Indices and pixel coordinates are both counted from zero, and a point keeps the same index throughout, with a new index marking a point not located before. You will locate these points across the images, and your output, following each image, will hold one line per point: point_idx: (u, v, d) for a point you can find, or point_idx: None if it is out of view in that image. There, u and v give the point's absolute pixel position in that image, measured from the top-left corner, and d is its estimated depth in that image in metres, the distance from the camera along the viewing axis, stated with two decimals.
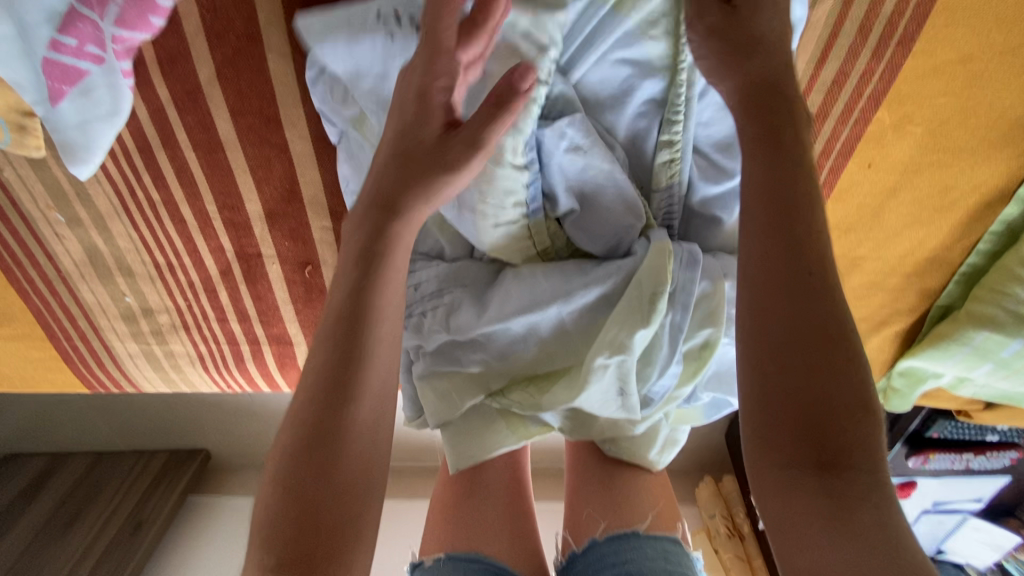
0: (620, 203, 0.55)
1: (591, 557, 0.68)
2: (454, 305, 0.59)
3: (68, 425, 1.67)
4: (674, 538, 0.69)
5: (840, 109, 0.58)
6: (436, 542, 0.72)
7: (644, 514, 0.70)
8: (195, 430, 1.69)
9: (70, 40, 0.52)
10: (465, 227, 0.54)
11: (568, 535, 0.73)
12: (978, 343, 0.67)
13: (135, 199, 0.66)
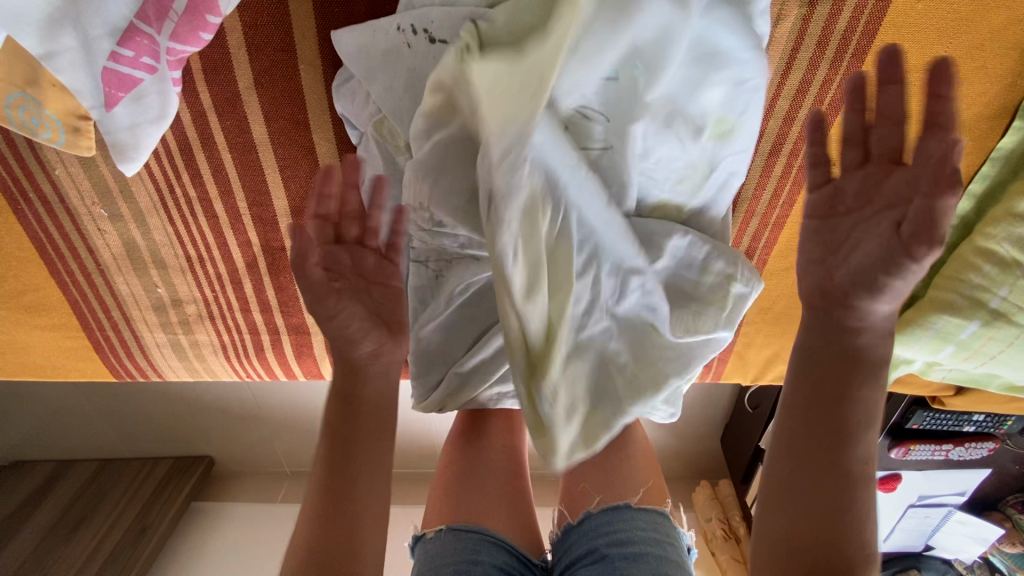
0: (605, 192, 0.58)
1: (586, 526, 0.73)
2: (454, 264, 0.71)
3: (79, 430, 1.71)
4: (662, 511, 0.74)
5: (805, 114, 0.65)
6: (438, 517, 0.77)
7: (635, 489, 0.76)
8: (201, 435, 1.73)
9: (128, 52, 0.59)
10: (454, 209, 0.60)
11: (564, 510, 0.78)
12: (940, 327, 0.74)
13: (173, 195, 0.73)
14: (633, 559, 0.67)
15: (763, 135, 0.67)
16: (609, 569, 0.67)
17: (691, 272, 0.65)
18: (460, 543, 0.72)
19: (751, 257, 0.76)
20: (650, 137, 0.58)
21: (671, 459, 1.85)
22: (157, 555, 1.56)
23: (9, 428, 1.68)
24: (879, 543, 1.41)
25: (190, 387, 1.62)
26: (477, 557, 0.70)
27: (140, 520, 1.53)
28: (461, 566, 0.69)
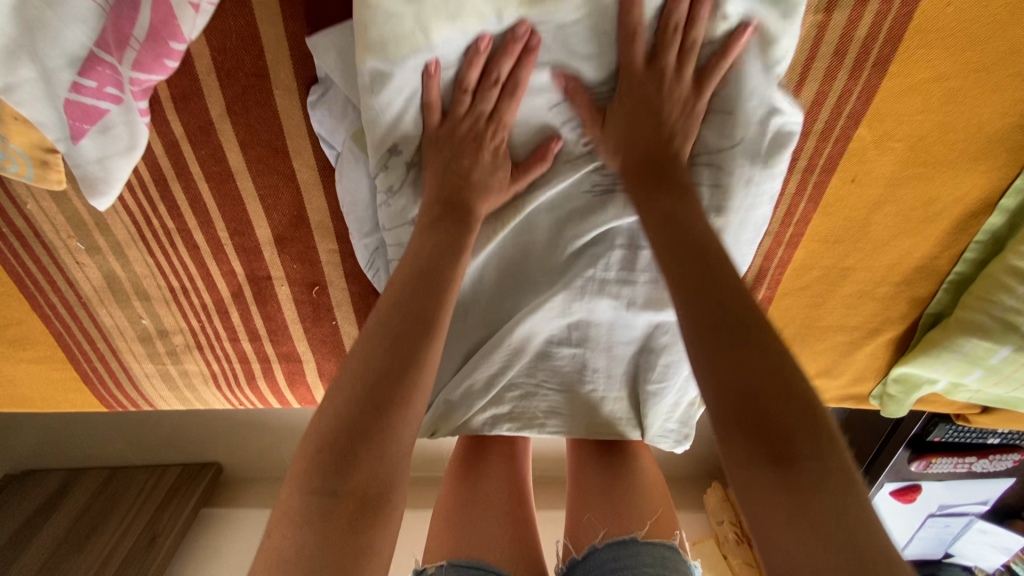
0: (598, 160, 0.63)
1: (591, 562, 0.70)
2: None
3: (88, 437, 1.78)
4: (671, 544, 0.71)
5: (821, 128, 0.60)
6: (440, 551, 0.74)
7: (642, 521, 0.72)
8: (207, 444, 1.79)
9: (90, 83, 0.56)
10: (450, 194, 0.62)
11: (569, 544, 0.74)
12: (968, 350, 0.69)
13: (151, 227, 0.70)
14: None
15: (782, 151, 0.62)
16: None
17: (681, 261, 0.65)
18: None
19: (763, 277, 0.72)
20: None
21: (681, 461, 1.82)
22: (171, 558, 1.62)
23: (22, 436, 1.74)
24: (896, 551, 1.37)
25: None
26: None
27: (150, 529, 1.57)
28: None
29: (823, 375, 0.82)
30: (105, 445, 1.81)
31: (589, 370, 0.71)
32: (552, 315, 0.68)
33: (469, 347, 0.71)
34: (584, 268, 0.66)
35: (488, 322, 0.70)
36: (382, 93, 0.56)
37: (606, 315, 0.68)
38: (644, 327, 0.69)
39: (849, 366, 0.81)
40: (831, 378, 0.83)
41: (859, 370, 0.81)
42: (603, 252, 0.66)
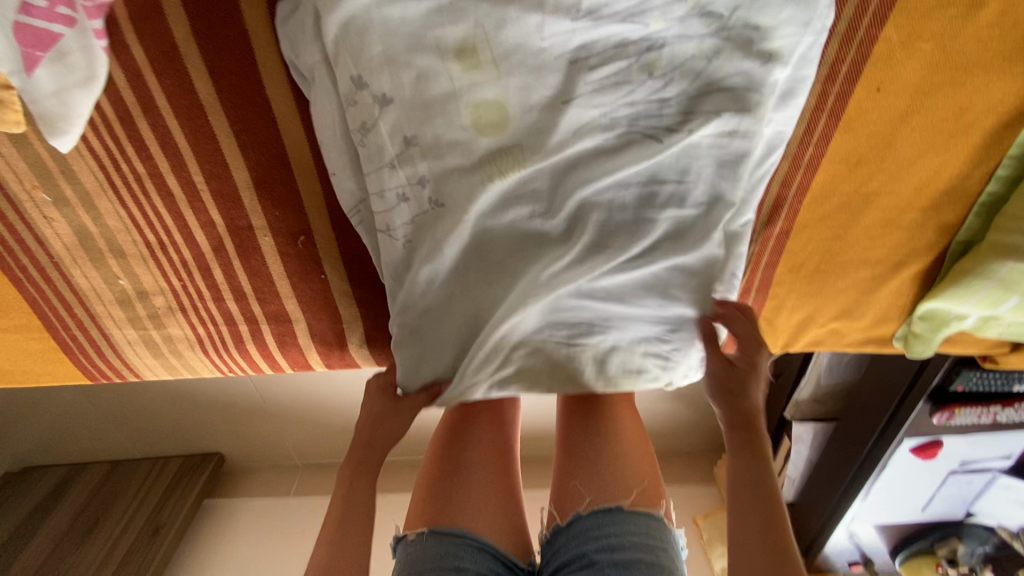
0: (615, 85, 0.56)
1: (575, 530, 0.69)
2: (430, 219, 0.62)
3: (86, 433, 1.76)
4: (657, 514, 0.69)
5: (843, 29, 0.55)
6: (421, 519, 0.71)
7: (629, 490, 0.70)
8: (208, 433, 1.79)
9: (39, 2, 0.50)
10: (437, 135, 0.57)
11: (554, 511, 0.73)
12: (1003, 275, 0.65)
13: (120, 172, 0.65)
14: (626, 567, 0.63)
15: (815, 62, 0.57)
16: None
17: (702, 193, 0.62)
18: (442, 548, 0.66)
19: (779, 207, 0.67)
20: (648, 20, 0.53)
21: (690, 434, 1.79)
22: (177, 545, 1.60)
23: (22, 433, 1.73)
24: (916, 511, 1.35)
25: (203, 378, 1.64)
26: (461, 563, 0.65)
27: (152, 521, 1.56)
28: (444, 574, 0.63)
29: (843, 317, 0.78)
30: (104, 439, 1.78)
31: (600, 325, 0.67)
32: (561, 263, 0.62)
33: (469, 313, 0.66)
34: (598, 209, 0.62)
35: (486, 276, 0.65)
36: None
37: (622, 258, 0.62)
38: (659, 273, 0.65)
39: (871, 306, 0.76)
40: (852, 320, 0.78)
41: (881, 310, 0.77)
42: (613, 190, 0.61)
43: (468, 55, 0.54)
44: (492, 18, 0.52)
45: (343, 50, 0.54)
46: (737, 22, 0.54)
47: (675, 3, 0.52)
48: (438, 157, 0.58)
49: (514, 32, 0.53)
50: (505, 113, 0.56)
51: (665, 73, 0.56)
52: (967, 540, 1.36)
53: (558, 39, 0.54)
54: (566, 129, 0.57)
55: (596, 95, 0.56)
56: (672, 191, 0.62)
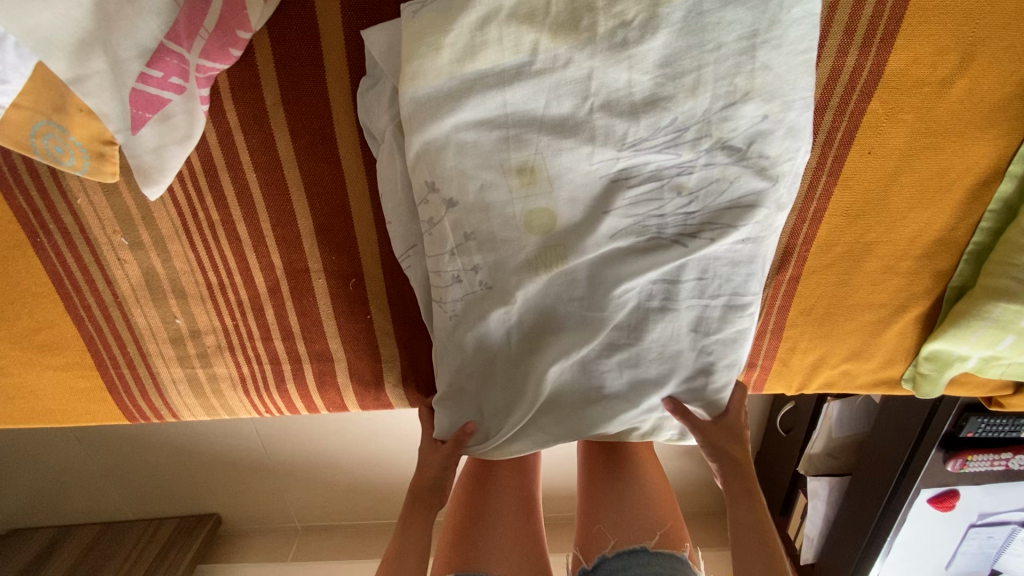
0: (649, 200, 0.62)
1: (602, 572, 0.71)
2: (481, 306, 0.68)
3: (83, 492, 1.77)
4: (681, 555, 0.71)
5: (837, 103, 0.65)
6: (448, 564, 0.74)
7: (653, 532, 0.73)
8: (207, 493, 1.78)
9: (157, 73, 0.59)
10: (491, 234, 0.64)
11: (579, 554, 0.75)
12: (998, 315, 0.71)
13: (196, 219, 0.72)
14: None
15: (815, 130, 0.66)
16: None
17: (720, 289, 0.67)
18: None
19: (789, 256, 0.75)
20: (680, 151, 0.59)
21: (701, 493, 1.77)
22: None
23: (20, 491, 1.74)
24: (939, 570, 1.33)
25: (216, 431, 1.65)
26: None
27: None
28: None
29: (853, 359, 0.83)
30: (101, 498, 1.78)
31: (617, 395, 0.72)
32: (589, 344, 0.69)
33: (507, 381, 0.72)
34: (629, 303, 0.67)
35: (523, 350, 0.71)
36: (447, 119, 0.59)
37: (651, 336, 0.69)
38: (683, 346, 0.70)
39: (878, 348, 0.82)
40: (861, 361, 0.83)
41: (889, 352, 0.82)
42: (643, 288, 0.67)
43: (527, 173, 0.61)
44: (546, 143, 0.59)
45: (421, 161, 0.62)
46: (754, 153, 0.59)
47: (704, 138, 0.58)
48: (492, 250, 0.65)
49: (565, 158, 0.60)
50: (552, 222, 0.63)
51: (692, 192, 0.61)
52: None
53: (603, 163, 0.60)
54: (603, 234, 0.63)
55: (632, 207, 0.62)
56: (695, 288, 0.67)
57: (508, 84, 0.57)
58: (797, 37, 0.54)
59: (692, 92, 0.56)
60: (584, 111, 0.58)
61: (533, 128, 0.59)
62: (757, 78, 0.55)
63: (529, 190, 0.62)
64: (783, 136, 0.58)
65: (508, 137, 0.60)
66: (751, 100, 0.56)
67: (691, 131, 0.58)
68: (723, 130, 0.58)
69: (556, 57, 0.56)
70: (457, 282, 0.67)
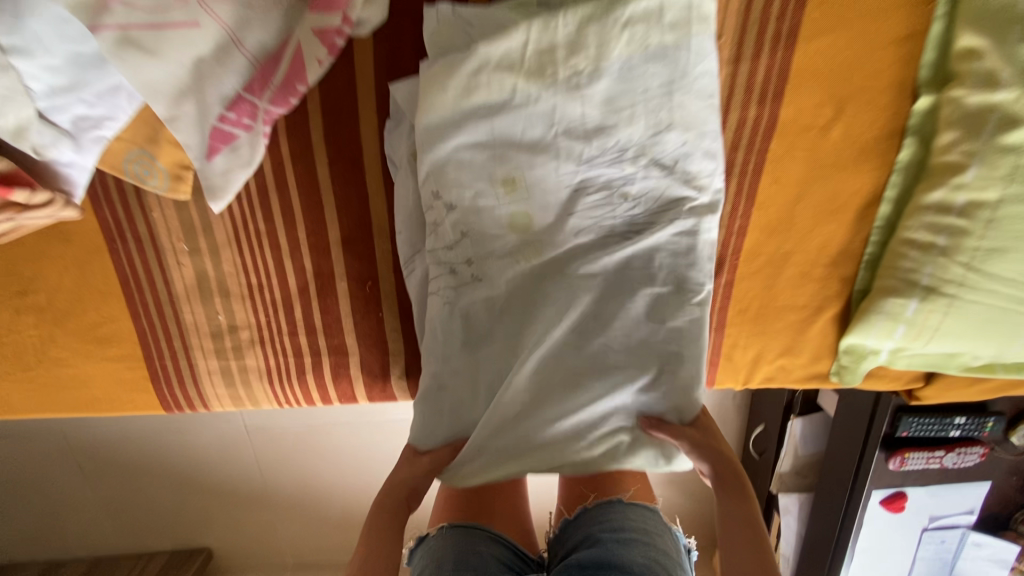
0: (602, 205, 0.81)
1: (584, 518, 0.85)
2: (472, 291, 0.84)
3: (78, 527, 1.87)
4: (652, 507, 0.84)
5: (747, 142, 0.85)
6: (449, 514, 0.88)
7: (627, 487, 0.87)
8: (200, 529, 1.88)
9: (233, 115, 0.78)
10: (481, 231, 0.82)
11: (563, 509, 0.92)
12: (889, 309, 0.86)
13: (246, 229, 0.89)
14: (626, 543, 0.77)
15: (732, 163, 0.86)
16: (604, 552, 0.76)
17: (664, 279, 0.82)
18: (466, 532, 0.82)
19: (723, 263, 0.93)
20: (623, 167, 0.79)
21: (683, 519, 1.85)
22: None
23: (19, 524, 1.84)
24: None
25: (220, 454, 1.74)
26: (477, 550, 0.79)
27: None
28: (466, 551, 0.78)
29: (787, 354, 0.99)
30: (96, 531, 1.88)
31: (586, 385, 0.82)
32: (560, 328, 0.82)
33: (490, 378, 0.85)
34: (591, 292, 0.83)
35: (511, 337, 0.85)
36: (449, 140, 0.78)
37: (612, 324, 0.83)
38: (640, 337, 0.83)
39: (806, 344, 0.98)
40: (794, 356, 0.99)
41: (816, 347, 0.98)
42: (602, 277, 0.83)
43: (510, 184, 0.80)
44: (524, 158, 0.79)
45: (428, 173, 0.81)
46: (680, 169, 0.78)
47: (641, 157, 0.78)
48: (483, 245, 0.83)
49: (538, 170, 0.79)
50: (531, 222, 0.82)
51: (636, 198, 0.80)
52: None
53: (568, 175, 0.79)
54: (569, 231, 0.82)
55: (590, 210, 0.81)
56: (643, 278, 0.82)
57: (495, 115, 0.77)
58: (703, 85, 0.74)
59: (629, 120, 0.76)
60: (551, 134, 0.78)
61: (514, 148, 0.79)
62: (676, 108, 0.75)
63: (512, 195, 0.80)
64: (701, 156, 0.77)
65: (494, 155, 0.79)
66: (672, 129, 0.76)
67: (632, 152, 0.78)
68: (654, 150, 0.78)
69: (529, 95, 0.76)
70: (451, 270, 0.85)
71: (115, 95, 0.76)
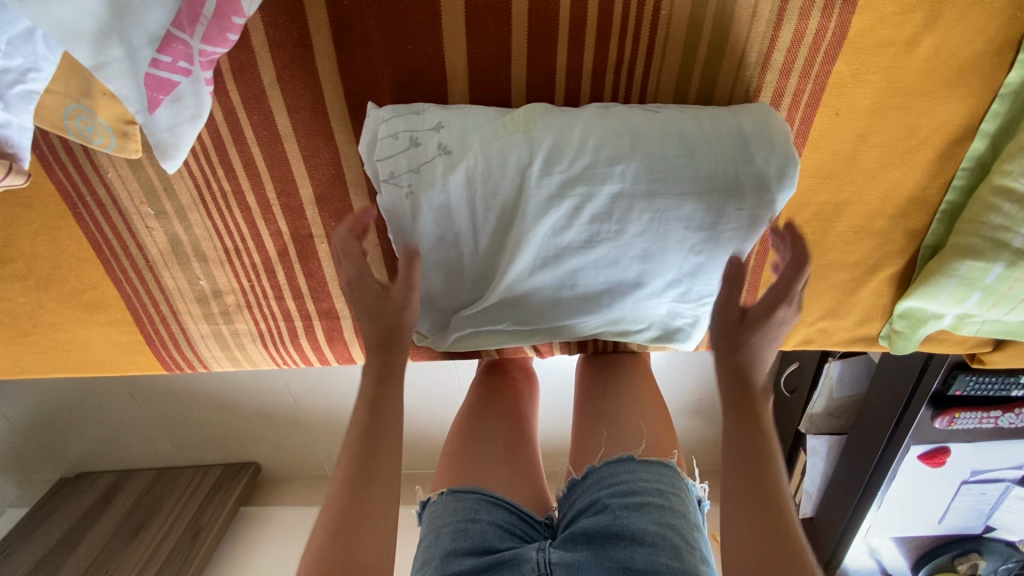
0: (576, 209, 0.65)
1: (590, 480, 0.71)
2: (440, 226, 0.68)
3: (132, 446, 1.95)
4: (667, 462, 0.71)
5: (801, 64, 0.67)
6: (443, 483, 0.76)
7: (640, 440, 0.74)
8: (242, 447, 1.95)
9: (166, 58, 0.65)
10: (458, 221, 0.68)
11: (571, 468, 0.76)
12: (965, 273, 0.73)
13: (211, 189, 0.80)
14: (636, 508, 0.65)
15: (783, 90, 0.69)
16: (612, 520, 0.64)
17: (674, 274, 0.70)
18: (460, 503, 0.71)
19: None
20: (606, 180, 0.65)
21: (709, 452, 1.83)
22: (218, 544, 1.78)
23: (73, 445, 1.92)
24: (932, 525, 1.36)
25: (253, 384, 1.78)
26: (475, 516, 0.69)
27: (194, 525, 1.74)
28: (459, 523, 0.69)
29: (831, 315, 0.84)
30: (146, 452, 1.96)
31: (552, 271, 0.69)
32: (512, 234, 0.67)
33: (471, 278, 0.72)
34: (570, 288, 0.71)
35: (500, 245, 0.69)
36: (418, 114, 0.68)
37: (584, 290, 0.71)
38: (615, 273, 0.69)
39: (855, 307, 0.84)
40: (838, 320, 0.85)
41: (864, 310, 0.84)
42: (579, 280, 0.70)
43: (527, 171, 0.65)
44: (495, 182, 0.66)
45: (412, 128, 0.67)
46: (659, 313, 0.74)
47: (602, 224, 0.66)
48: (464, 210, 0.67)
49: (511, 177, 0.65)
50: (486, 226, 0.68)
51: (630, 251, 0.68)
52: (988, 556, 1.37)
53: (545, 256, 0.68)
54: (541, 262, 0.68)
55: (563, 256, 0.68)
56: (617, 289, 0.71)
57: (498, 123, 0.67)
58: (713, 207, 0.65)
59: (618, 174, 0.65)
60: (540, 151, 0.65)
61: (489, 166, 0.65)
62: (683, 171, 0.64)
63: (477, 213, 0.67)
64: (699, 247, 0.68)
65: (477, 155, 0.65)
66: (690, 210, 0.65)
67: (619, 194, 0.65)
68: (644, 196, 0.65)
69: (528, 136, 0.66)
70: (411, 163, 0.67)
71: (30, 41, 0.64)
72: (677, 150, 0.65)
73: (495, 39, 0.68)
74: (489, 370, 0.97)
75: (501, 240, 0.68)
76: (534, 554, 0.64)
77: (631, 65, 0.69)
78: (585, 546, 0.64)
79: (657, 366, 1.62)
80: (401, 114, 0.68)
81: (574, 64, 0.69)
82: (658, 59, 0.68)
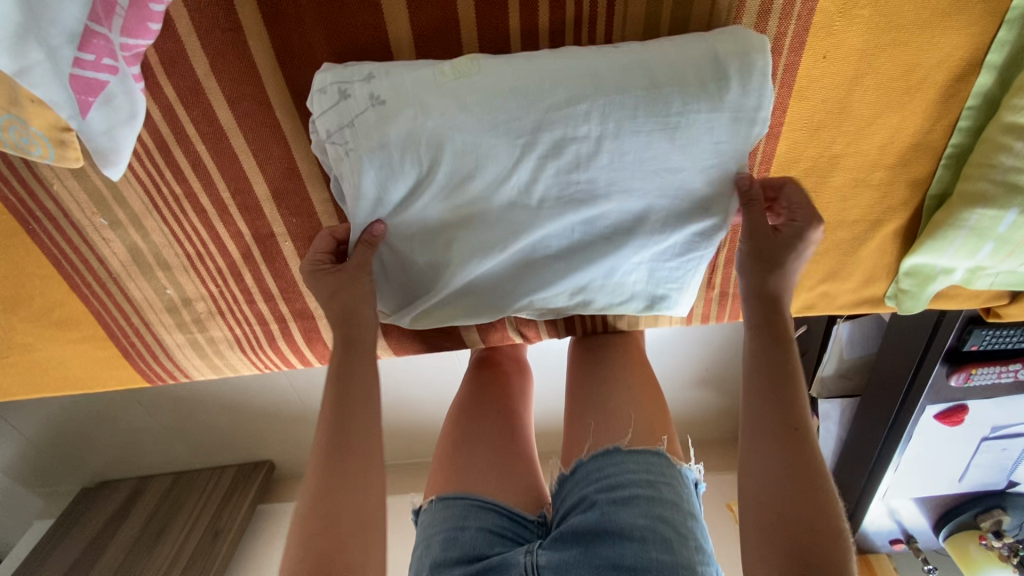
0: (537, 172, 0.62)
1: (579, 476, 0.68)
2: (393, 199, 0.64)
3: (146, 455, 1.96)
4: (658, 450, 0.67)
5: (780, 4, 0.60)
6: (433, 487, 0.73)
7: (624, 432, 0.69)
8: (254, 447, 1.94)
9: (89, 56, 0.59)
10: (412, 191, 0.63)
11: (560, 463, 0.73)
12: (974, 223, 0.67)
13: (161, 193, 0.76)
14: (623, 503, 0.61)
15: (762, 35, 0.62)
16: (599, 517, 0.61)
17: (654, 225, 0.65)
18: (448, 512, 0.68)
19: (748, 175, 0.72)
20: (568, 138, 0.60)
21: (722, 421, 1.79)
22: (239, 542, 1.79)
23: (88, 457, 1.93)
24: (953, 484, 1.31)
25: (256, 384, 1.76)
26: (463, 523, 0.67)
27: (214, 525, 1.75)
28: (448, 531, 0.66)
29: (830, 280, 0.79)
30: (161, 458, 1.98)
31: (514, 241, 0.66)
32: (471, 204, 0.64)
33: (431, 252, 0.68)
34: (537, 254, 0.68)
35: (454, 215, 0.65)
36: (356, 75, 0.61)
37: (548, 255, 0.68)
38: (583, 236, 0.66)
39: (857, 267, 0.78)
40: (839, 283, 0.79)
41: (867, 271, 0.78)
42: (543, 246, 0.67)
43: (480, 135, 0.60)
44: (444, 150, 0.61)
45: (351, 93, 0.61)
46: (642, 276, 0.70)
47: (565, 186, 0.62)
48: (416, 181, 0.63)
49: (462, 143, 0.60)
50: (441, 195, 0.64)
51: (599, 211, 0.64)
52: (1013, 512, 1.32)
53: (506, 223, 0.65)
54: (504, 231, 0.65)
55: (526, 222, 0.65)
56: (588, 251, 0.67)
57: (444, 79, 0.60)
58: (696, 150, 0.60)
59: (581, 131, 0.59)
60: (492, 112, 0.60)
61: (438, 132, 0.60)
62: (656, 120, 0.58)
63: (430, 184, 0.63)
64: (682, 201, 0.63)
65: (424, 120, 0.60)
66: (663, 163, 0.61)
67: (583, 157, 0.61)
68: (609, 152, 0.60)
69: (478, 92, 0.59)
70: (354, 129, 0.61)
71: None
72: (636, 89, 0.58)
73: (439, 4, 0.62)
74: (479, 363, 0.93)
75: (460, 211, 0.64)
76: (521, 558, 0.62)
77: (592, 18, 0.62)
78: (574, 544, 0.61)
79: (662, 337, 1.56)
80: (337, 77, 0.61)
81: (530, 23, 0.62)
82: (621, 10, 0.62)
